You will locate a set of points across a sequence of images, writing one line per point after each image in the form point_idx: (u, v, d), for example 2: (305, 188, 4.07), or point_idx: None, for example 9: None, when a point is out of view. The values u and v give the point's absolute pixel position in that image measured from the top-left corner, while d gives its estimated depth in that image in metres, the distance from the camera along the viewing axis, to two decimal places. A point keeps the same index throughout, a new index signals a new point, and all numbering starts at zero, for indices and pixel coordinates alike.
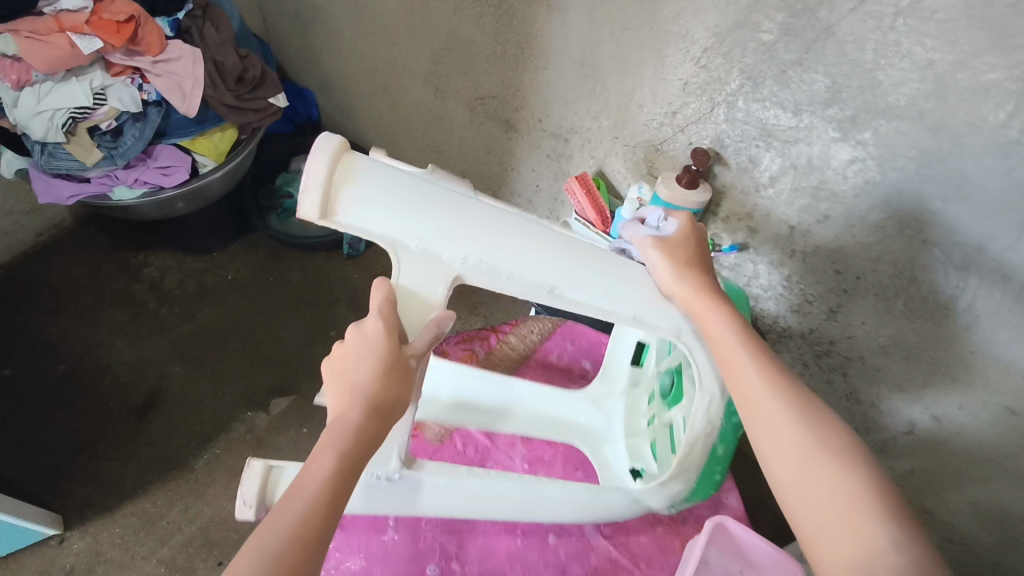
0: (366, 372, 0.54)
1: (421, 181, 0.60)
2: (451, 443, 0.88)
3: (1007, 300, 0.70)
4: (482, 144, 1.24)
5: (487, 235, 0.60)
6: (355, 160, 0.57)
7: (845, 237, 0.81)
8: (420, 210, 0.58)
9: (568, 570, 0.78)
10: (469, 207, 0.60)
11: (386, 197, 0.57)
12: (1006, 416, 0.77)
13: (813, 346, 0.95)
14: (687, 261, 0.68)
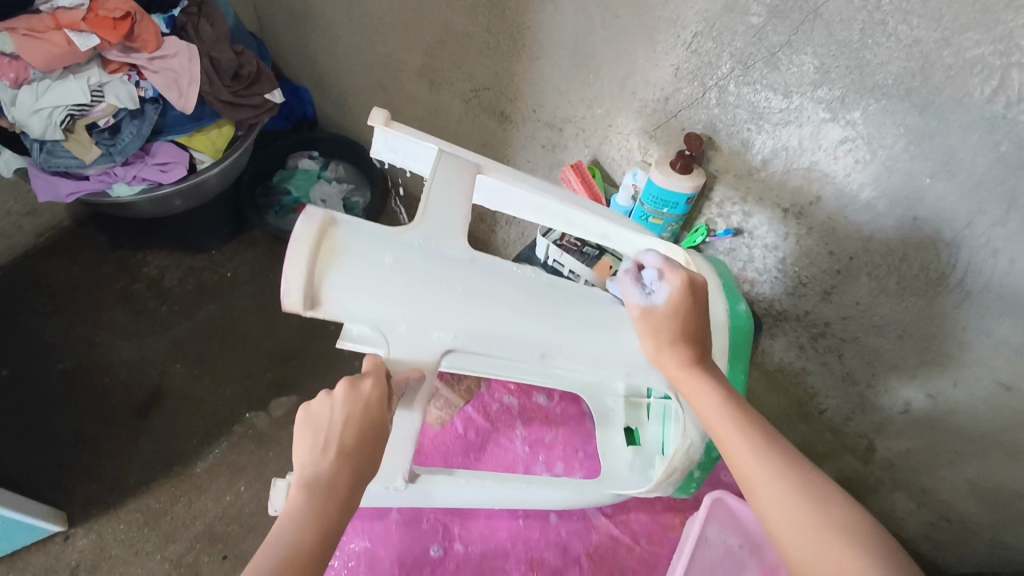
0: (353, 433, 0.55)
1: (401, 258, 0.61)
2: (451, 427, 0.91)
3: (996, 275, 0.71)
4: (477, 136, 1.25)
5: (467, 310, 0.63)
6: (337, 243, 0.59)
7: (837, 217, 0.82)
8: (400, 292, 0.61)
9: (569, 549, 0.80)
10: (449, 282, 0.63)
11: (371, 286, 0.60)
12: (999, 394, 0.79)
13: (808, 328, 0.96)
14: (679, 333, 0.63)
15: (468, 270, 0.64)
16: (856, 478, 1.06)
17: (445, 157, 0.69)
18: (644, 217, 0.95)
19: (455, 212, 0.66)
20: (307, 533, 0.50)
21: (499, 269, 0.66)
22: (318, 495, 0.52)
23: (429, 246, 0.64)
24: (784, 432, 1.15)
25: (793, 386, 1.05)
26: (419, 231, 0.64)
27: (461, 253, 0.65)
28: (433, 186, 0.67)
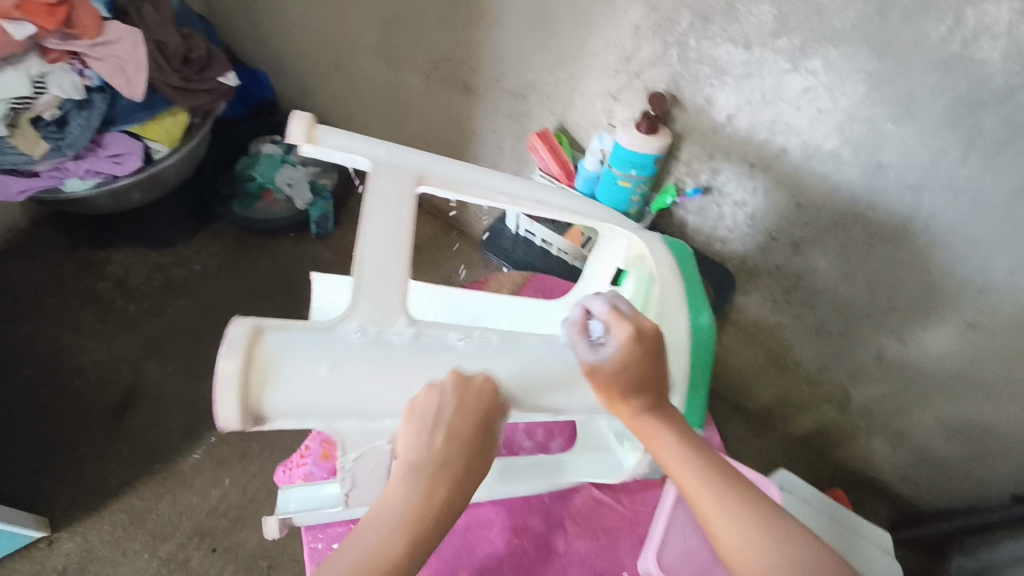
0: (469, 427, 0.46)
1: (342, 347, 0.46)
2: None
3: (959, 216, 0.73)
4: (441, 109, 1.23)
5: (428, 387, 0.47)
6: (267, 356, 0.43)
7: (803, 169, 0.82)
8: (351, 386, 0.45)
9: (552, 512, 0.69)
10: (402, 364, 0.47)
11: (307, 392, 0.44)
12: (968, 332, 0.82)
13: (780, 282, 0.97)
14: (634, 382, 0.52)
15: (422, 345, 0.48)
16: (833, 427, 1.13)
17: (383, 179, 0.56)
18: (612, 180, 0.94)
19: (395, 257, 0.52)
20: (394, 539, 0.42)
21: (471, 337, 0.51)
22: (416, 492, 0.43)
23: (370, 331, 0.47)
24: (762, 386, 1.18)
25: (769, 341, 1.07)
26: (361, 307, 0.49)
27: (410, 329, 0.49)
28: (368, 224, 0.53)
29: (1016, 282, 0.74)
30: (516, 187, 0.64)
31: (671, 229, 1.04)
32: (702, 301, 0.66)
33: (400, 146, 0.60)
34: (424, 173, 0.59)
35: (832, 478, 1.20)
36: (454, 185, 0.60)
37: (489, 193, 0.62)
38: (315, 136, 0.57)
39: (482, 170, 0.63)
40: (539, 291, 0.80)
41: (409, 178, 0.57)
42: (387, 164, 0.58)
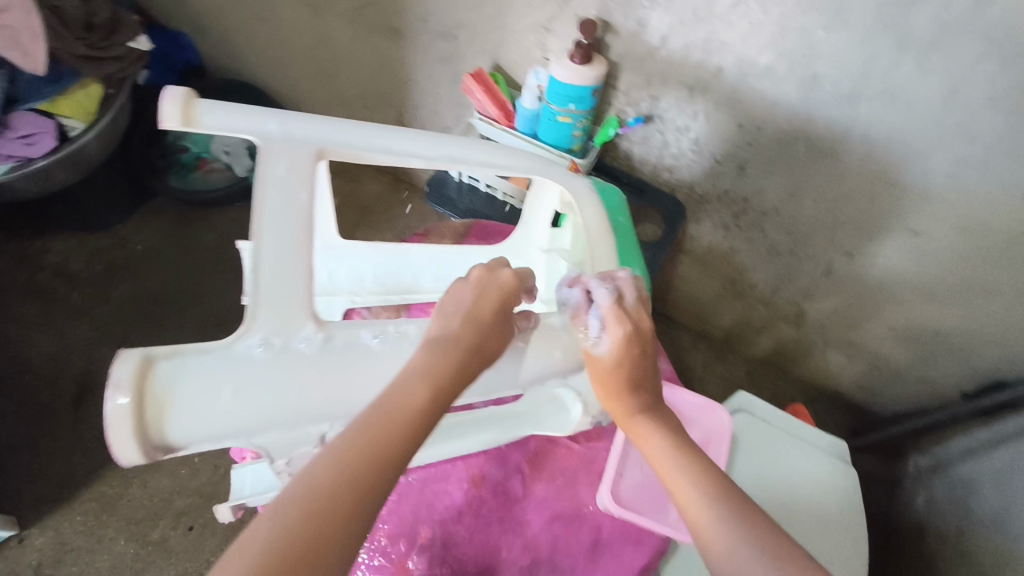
0: (488, 308, 0.49)
1: (245, 368, 0.42)
2: None
3: (896, 121, 0.72)
4: (373, 58, 1.17)
5: (346, 392, 0.44)
6: (163, 390, 0.39)
7: (741, 88, 0.80)
8: (259, 407, 0.41)
9: (509, 459, 0.69)
10: (318, 377, 0.43)
11: (214, 423, 0.40)
12: (911, 240, 0.83)
13: (730, 207, 0.97)
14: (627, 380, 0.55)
15: (333, 351, 0.45)
16: (792, 344, 1.16)
17: (276, 160, 0.49)
18: (552, 116, 0.91)
19: (298, 253, 0.46)
20: (416, 390, 0.43)
21: (386, 335, 0.47)
22: (436, 355, 0.46)
23: (277, 343, 0.43)
24: (722, 312, 1.19)
25: (724, 266, 1.08)
26: (261, 317, 0.44)
27: (319, 334, 0.45)
28: (262, 217, 0.46)
29: (955, 183, 0.74)
30: (430, 149, 0.58)
31: (618, 163, 1.02)
32: (637, 256, 0.65)
33: (291, 113, 0.52)
34: (324, 144, 0.52)
35: (794, 394, 1.24)
36: (361, 156, 0.55)
37: (401, 156, 0.57)
38: (192, 115, 0.50)
39: (390, 129, 0.57)
40: (483, 239, 0.78)
41: (306, 153, 0.50)
42: (280, 138, 0.50)
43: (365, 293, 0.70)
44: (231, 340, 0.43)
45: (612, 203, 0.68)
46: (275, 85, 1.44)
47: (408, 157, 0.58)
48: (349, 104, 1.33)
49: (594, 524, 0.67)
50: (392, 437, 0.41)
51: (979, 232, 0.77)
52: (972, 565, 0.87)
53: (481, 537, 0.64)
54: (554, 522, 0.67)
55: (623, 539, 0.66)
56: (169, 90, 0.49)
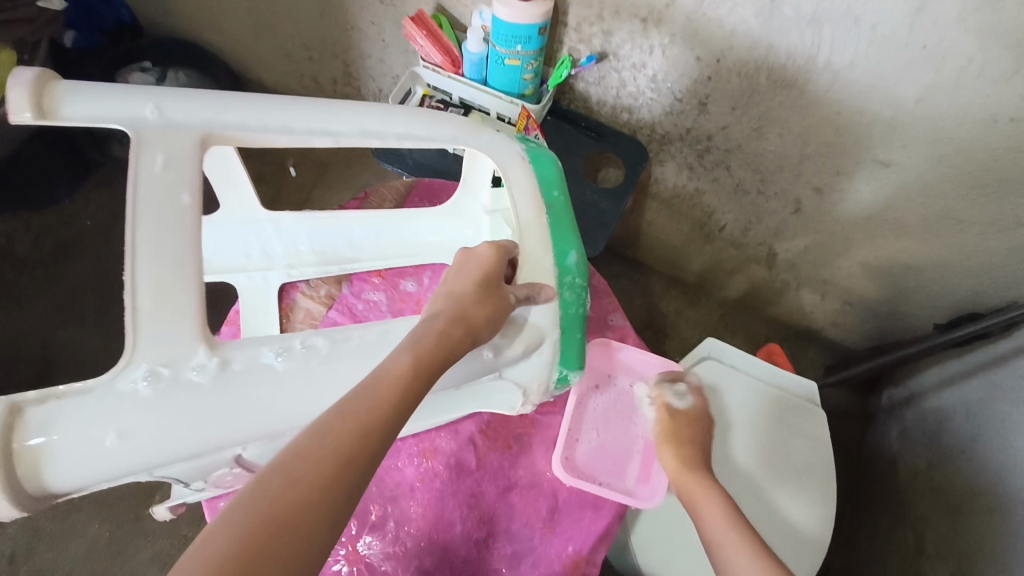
0: (465, 282, 0.52)
1: (129, 407, 0.38)
2: None
3: (859, 46, 0.67)
4: (311, 5, 1.08)
5: (248, 415, 0.41)
6: (36, 439, 0.36)
7: (696, 17, 0.74)
8: (150, 446, 0.38)
9: (460, 429, 0.70)
10: (212, 404, 0.40)
11: (102, 464, 0.37)
12: (879, 172, 0.80)
13: (693, 146, 0.92)
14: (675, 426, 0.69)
15: (231, 378, 0.41)
16: (764, 284, 1.13)
17: (152, 154, 0.43)
18: (500, 60, 0.84)
19: (184, 270, 0.41)
20: (398, 359, 0.44)
21: (290, 352, 0.44)
22: (422, 331, 0.47)
23: (164, 370, 0.39)
24: (693, 255, 1.16)
25: (692, 209, 1.04)
26: (143, 345, 0.39)
27: (214, 359, 0.41)
28: (139, 225, 0.41)
29: (923, 110, 0.69)
30: (337, 122, 0.54)
31: (577, 104, 0.96)
32: (573, 237, 0.61)
33: (169, 95, 0.47)
34: (210, 129, 0.47)
35: (769, 334, 1.22)
36: (256, 138, 0.50)
37: (304, 136, 0.52)
38: (52, 104, 0.44)
39: (291, 103, 0.52)
40: (427, 199, 0.74)
41: (188, 142, 0.45)
42: (158, 126, 0.45)
43: (301, 265, 0.66)
44: (112, 375, 0.38)
45: (544, 174, 0.62)
46: (214, 39, 1.35)
47: (312, 137, 0.53)
48: (293, 57, 1.25)
49: (550, 491, 0.68)
50: (378, 409, 0.41)
51: (949, 161, 0.73)
52: (943, 494, 0.87)
53: (432, 511, 0.66)
54: (509, 492, 0.68)
55: (580, 504, 0.67)
56: (20, 72, 0.44)
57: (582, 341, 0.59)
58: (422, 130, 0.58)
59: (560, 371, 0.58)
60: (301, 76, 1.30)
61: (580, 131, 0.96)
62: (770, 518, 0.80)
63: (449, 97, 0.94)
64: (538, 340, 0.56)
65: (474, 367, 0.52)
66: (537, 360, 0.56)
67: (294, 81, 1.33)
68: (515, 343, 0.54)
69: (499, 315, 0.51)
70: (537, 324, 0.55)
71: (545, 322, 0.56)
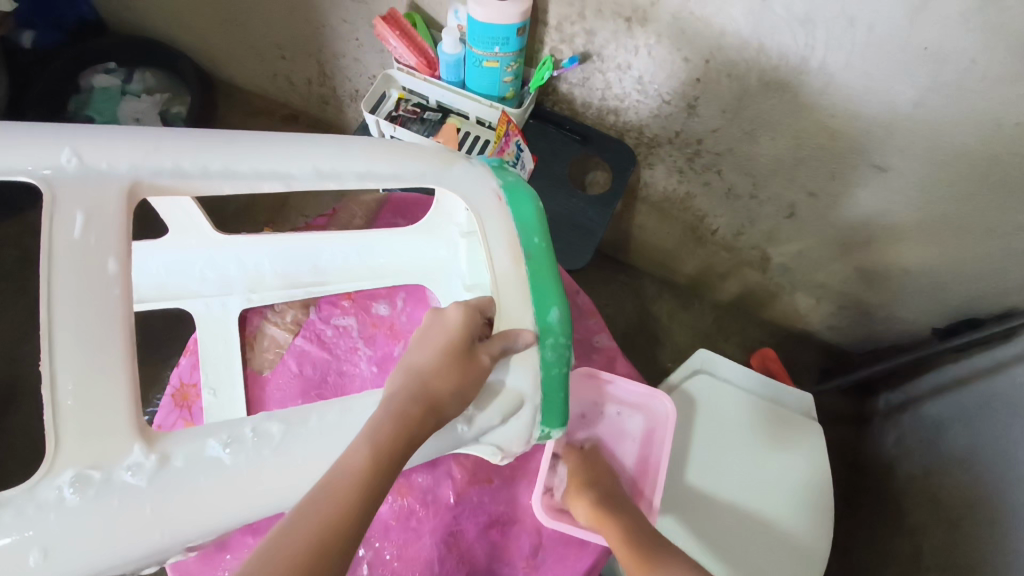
0: (430, 355, 0.47)
1: (53, 519, 0.36)
2: (283, 369, 0.69)
3: (856, 46, 0.63)
4: (279, 2, 1.02)
5: (187, 513, 0.40)
6: None
7: (683, 18, 0.70)
8: (79, 559, 0.37)
9: (438, 464, 0.69)
10: (148, 503, 0.39)
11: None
12: (876, 176, 0.76)
13: (683, 149, 0.88)
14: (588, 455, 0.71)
15: (170, 475, 0.40)
16: (758, 288, 1.10)
17: (70, 215, 0.41)
18: (477, 62, 0.80)
19: (108, 354, 0.39)
20: (356, 451, 0.41)
21: (239, 441, 0.42)
22: (387, 416, 0.44)
23: (92, 472, 0.38)
24: (685, 259, 1.12)
25: (683, 212, 1.00)
26: (67, 445, 0.37)
27: (151, 457, 0.39)
28: (55, 307, 0.39)
29: (921, 113, 0.66)
30: (290, 165, 0.50)
31: (562, 106, 0.92)
32: (553, 289, 0.56)
33: (90, 136, 0.45)
34: (137, 177, 0.45)
35: (763, 337, 1.19)
36: (193, 187, 0.48)
37: (251, 179, 0.49)
38: None
39: (232, 144, 0.49)
40: (398, 215, 0.73)
41: (112, 198, 0.43)
42: (74, 176, 0.43)
43: (263, 290, 0.65)
44: (35, 482, 0.37)
45: (523, 214, 0.58)
46: (180, 37, 1.28)
47: (260, 180, 0.50)
48: (264, 55, 1.19)
49: (534, 528, 0.68)
50: (340, 513, 0.38)
51: (950, 164, 0.70)
52: (939, 505, 0.85)
53: (408, 550, 0.67)
54: (490, 528, 0.68)
55: (565, 542, 0.67)
56: None
57: (565, 397, 0.55)
58: (384, 167, 0.54)
59: (542, 429, 0.55)
60: (275, 76, 1.24)
61: (564, 134, 0.91)
62: (763, 532, 0.77)
63: (426, 101, 0.89)
64: (517, 405, 0.52)
65: (448, 439, 0.49)
66: (516, 423, 0.53)
67: (267, 81, 1.27)
68: (489, 409, 0.51)
69: (471, 387, 0.48)
70: (515, 388, 0.52)
71: (525, 383, 0.52)
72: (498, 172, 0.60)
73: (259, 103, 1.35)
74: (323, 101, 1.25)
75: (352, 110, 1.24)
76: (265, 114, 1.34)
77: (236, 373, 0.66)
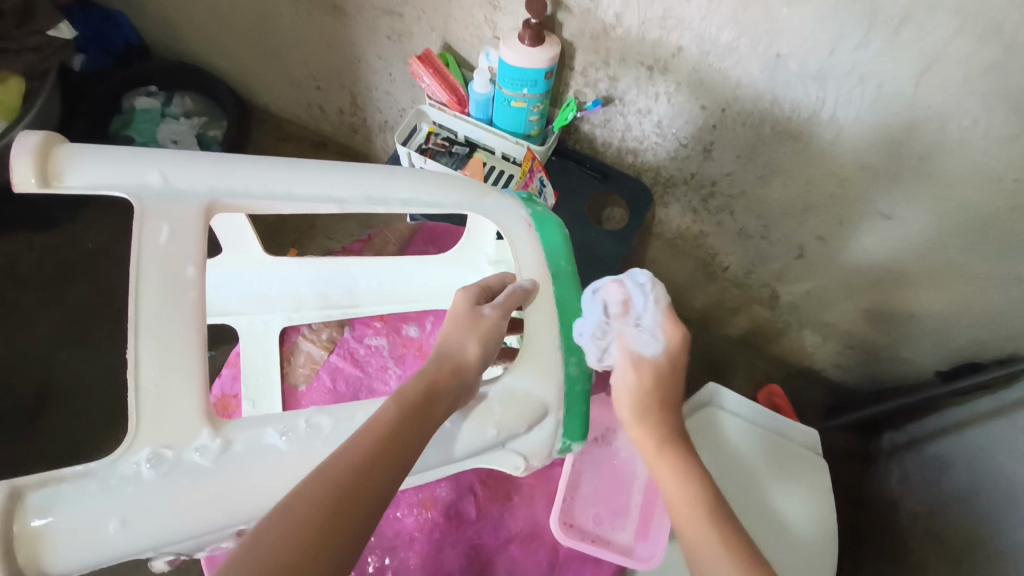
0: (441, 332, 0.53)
1: (130, 491, 0.41)
2: (317, 384, 0.72)
3: (866, 101, 0.67)
4: (320, 37, 1.08)
5: (246, 495, 0.43)
6: (36, 522, 0.38)
7: (702, 68, 0.74)
8: (151, 530, 0.41)
9: (461, 479, 0.73)
10: (213, 484, 0.42)
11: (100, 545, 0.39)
12: (882, 224, 0.80)
13: (698, 190, 0.92)
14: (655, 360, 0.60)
15: (232, 458, 0.43)
16: (767, 324, 1.13)
17: (157, 226, 0.47)
18: (506, 102, 0.84)
19: (185, 351, 0.44)
20: (387, 409, 0.44)
21: (294, 431, 0.46)
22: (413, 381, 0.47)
23: (165, 452, 0.42)
24: (696, 293, 1.16)
25: (696, 249, 1.04)
26: (146, 429, 0.42)
27: (216, 441, 0.43)
28: (142, 307, 0.44)
29: (926, 167, 0.70)
30: (344, 190, 0.56)
31: (582, 145, 0.97)
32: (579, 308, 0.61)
33: (172, 161, 0.50)
34: (213, 198, 0.50)
35: (770, 373, 1.22)
36: (258, 206, 0.53)
37: (310, 202, 0.55)
38: (56, 170, 0.48)
39: (294, 170, 0.54)
40: (429, 243, 0.78)
41: (190, 214, 0.48)
42: (160, 195, 0.48)
43: (303, 308, 0.70)
44: (116, 457, 0.42)
45: (550, 241, 0.63)
46: (221, 65, 1.35)
47: (318, 202, 0.55)
48: (301, 85, 1.25)
49: (552, 544, 0.71)
50: (373, 455, 0.41)
51: (953, 216, 0.73)
52: (944, 543, 0.86)
53: (431, 560, 0.69)
54: (509, 543, 0.71)
55: (581, 558, 0.70)
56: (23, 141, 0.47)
57: (587, 412, 0.59)
58: (427, 194, 0.59)
59: (563, 441, 0.58)
60: (309, 104, 1.30)
61: (585, 172, 0.96)
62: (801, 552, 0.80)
63: (454, 135, 0.94)
64: (542, 414, 0.55)
65: (474, 444, 0.51)
66: (540, 432, 0.56)
67: (301, 108, 1.33)
68: (516, 418, 0.53)
69: (486, 339, 0.53)
70: (539, 396, 0.55)
71: (548, 392, 0.56)
72: (527, 203, 0.65)
73: (290, 129, 1.41)
74: (353, 129, 1.31)
75: (380, 139, 1.29)
76: (294, 140, 1.41)
77: (274, 385, 0.70)
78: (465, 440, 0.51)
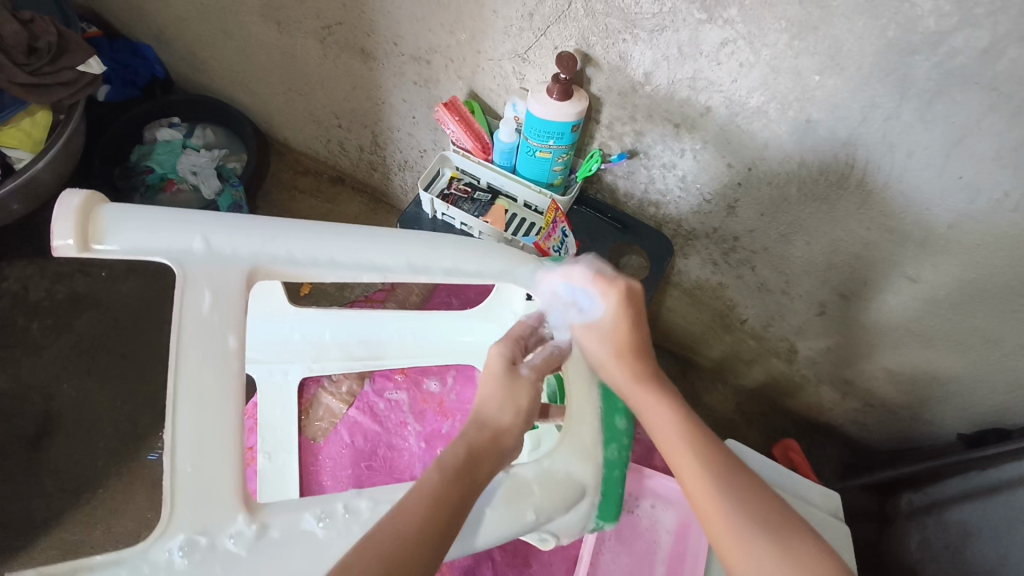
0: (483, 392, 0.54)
1: None
2: (335, 438, 0.72)
3: (895, 169, 0.67)
4: (344, 79, 1.10)
5: None
6: None
7: (730, 128, 0.74)
8: None
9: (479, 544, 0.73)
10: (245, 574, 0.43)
11: None
12: (907, 286, 0.79)
13: (719, 244, 0.92)
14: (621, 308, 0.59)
15: (267, 545, 0.43)
16: (783, 377, 1.12)
17: (199, 292, 0.48)
18: (531, 152, 0.84)
19: (223, 423, 0.44)
20: (427, 475, 0.46)
21: (332, 516, 0.46)
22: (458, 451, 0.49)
23: (201, 540, 0.42)
24: (712, 343, 1.15)
25: (714, 301, 1.03)
26: (182, 514, 0.43)
27: (251, 527, 0.44)
28: (183, 379, 0.45)
29: (954, 235, 0.69)
30: (385, 258, 0.57)
31: (604, 195, 0.97)
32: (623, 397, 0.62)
33: (217, 225, 0.51)
34: (257, 264, 0.51)
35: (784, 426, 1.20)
36: (299, 274, 0.53)
37: (352, 270, 0.55)
38: (96, 229, 0.48)
39: (335, 236, 0.55)
40: (451, 295, 0.79)
41: (234, 281, 0.49)
42: (205, 262, 0.49)
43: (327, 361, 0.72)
44: (150, 541, 0.42)
45: None
46: (244, 99, 1.36)
47: (358, 272, 0.56)
48: (322, 122, 1.26)
49: None
50: (412, 528, 0.42)
51: (979, 283, 0.73)
52: None
53: None
54: None
55: None
56: (71, 200, 0.47)
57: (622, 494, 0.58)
58: (469, 265, 0.60)
59: (596, 522, 0.57)
60: (328, 141, 1.31)
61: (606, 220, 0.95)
62: None
63: (477, 181, 0.94)
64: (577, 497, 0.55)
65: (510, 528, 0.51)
66: (575, 515, 0.56)
67: (320, 144, 1.34)
68: (552, 503, 0.53)
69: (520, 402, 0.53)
70: (575, 478, 0.56)
71: (585, 475, 0.56)
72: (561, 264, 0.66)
73: (308, 163, 1.43)
74: (371, 167, 1.31)
75: (398, 178, 1.30)
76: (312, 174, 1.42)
77: (292, 435, 0.70)
78: (501, 526, 0.50)
